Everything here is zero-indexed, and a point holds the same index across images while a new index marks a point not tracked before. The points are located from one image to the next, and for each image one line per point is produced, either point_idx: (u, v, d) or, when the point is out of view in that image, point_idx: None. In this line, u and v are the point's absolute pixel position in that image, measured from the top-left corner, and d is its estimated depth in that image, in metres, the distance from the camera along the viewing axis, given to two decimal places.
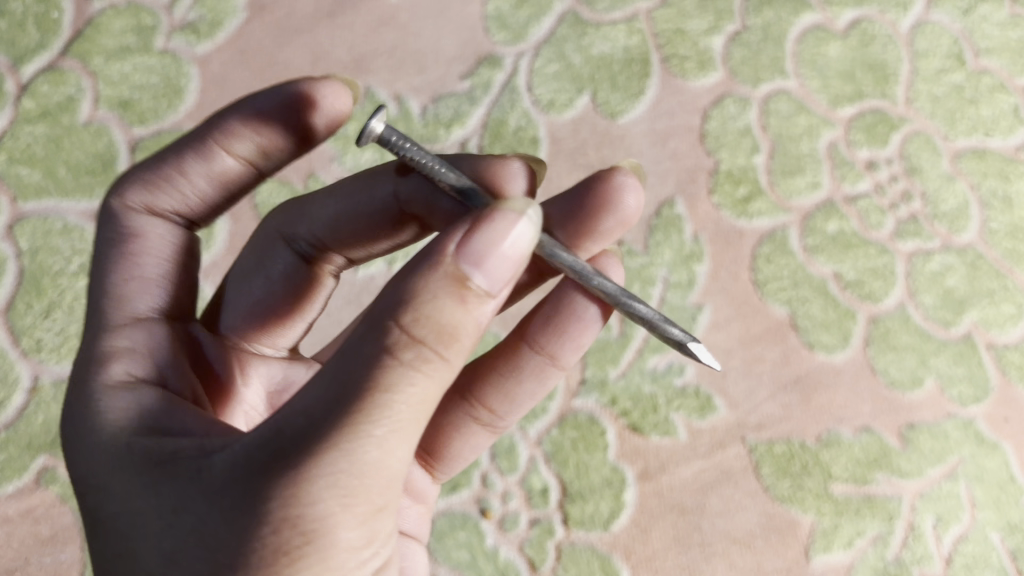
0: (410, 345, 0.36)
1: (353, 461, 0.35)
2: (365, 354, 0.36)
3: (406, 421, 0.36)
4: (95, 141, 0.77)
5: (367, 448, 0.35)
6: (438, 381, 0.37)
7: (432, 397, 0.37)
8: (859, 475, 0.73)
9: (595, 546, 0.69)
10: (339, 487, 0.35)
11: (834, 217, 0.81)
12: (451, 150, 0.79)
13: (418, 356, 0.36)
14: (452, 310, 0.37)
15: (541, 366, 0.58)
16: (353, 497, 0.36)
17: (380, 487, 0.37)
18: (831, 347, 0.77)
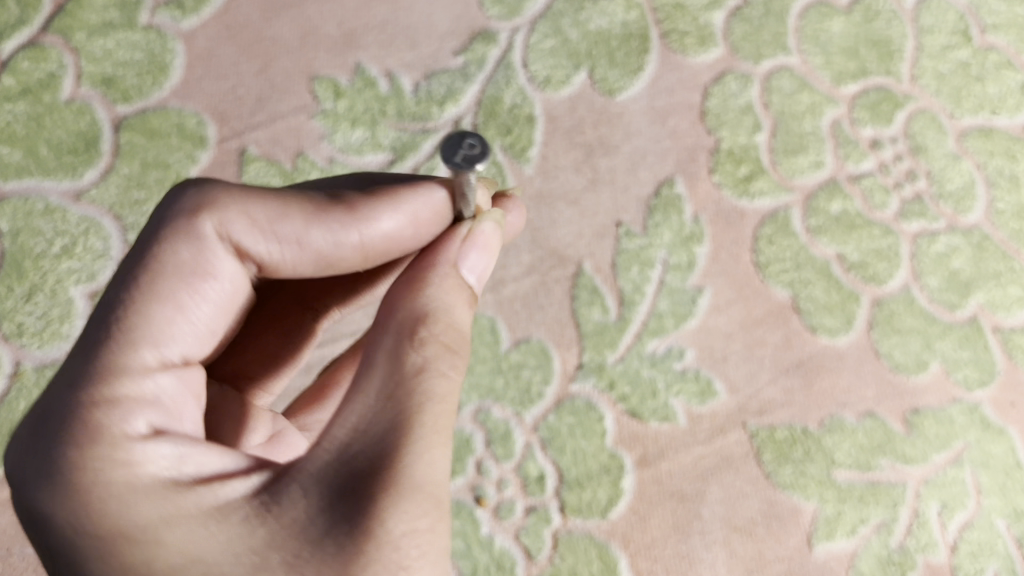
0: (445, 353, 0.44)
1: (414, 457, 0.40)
2: (406, 364, 0.43)
3: (446, 415, 0.42)
4: (77, 120, 0.75)
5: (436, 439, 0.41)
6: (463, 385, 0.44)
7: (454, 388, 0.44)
8: (862, 462, 0.72)
9: (592, 534, 0.67)
10: (416, 487, 0.40)
11: (837, 197, 0.79)
12: (444, 128, 0.77)
13: (439, 355, 0.43)
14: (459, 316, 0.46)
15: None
16: (414, 498, 0.40)
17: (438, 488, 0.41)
18: (834, 330, 0.75)
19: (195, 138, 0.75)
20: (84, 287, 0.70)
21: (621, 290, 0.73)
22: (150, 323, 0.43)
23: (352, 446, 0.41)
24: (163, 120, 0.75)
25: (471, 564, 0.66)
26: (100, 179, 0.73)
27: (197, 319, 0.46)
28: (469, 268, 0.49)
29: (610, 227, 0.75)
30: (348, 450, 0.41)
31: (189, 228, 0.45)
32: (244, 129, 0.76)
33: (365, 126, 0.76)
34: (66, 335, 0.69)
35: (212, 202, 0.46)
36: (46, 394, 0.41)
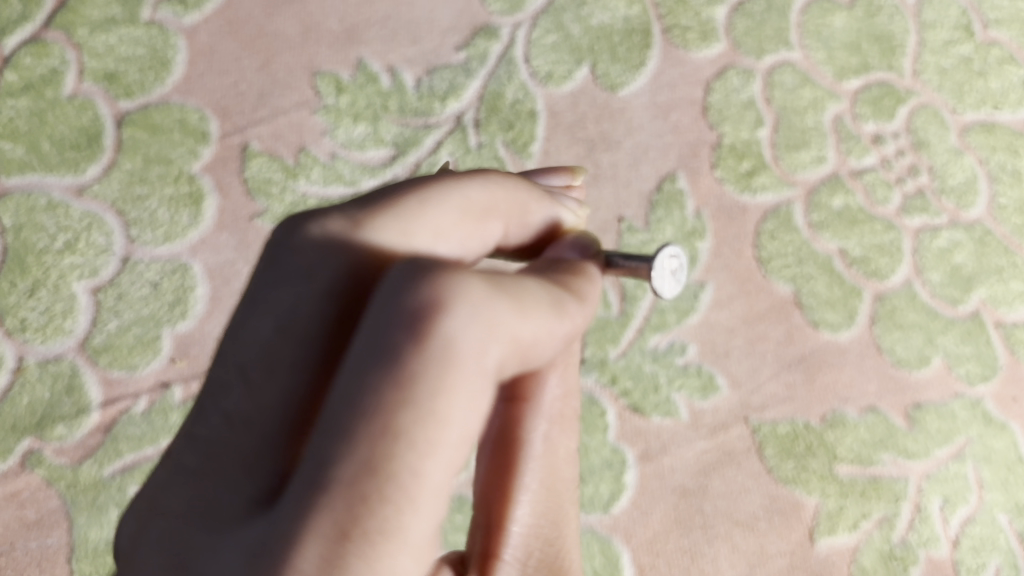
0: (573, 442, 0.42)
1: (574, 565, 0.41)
2: (557, 453, 0.41)
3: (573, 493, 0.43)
4: (80, 115, 0.75)
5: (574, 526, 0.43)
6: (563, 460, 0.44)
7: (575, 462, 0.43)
8: (865, 457, 0.72)
9: (594, 529, 0.67)
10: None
11: (839, 192, 0.79)
12: (446, 123, 0.77)
13: (570, 438, 0.42)
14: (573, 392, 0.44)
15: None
16: None
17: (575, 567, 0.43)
18: (836, 325, 0.75)
19: (197, 134, 0.75)
20: (87, 283, 0.71)
21: (623, 285, 0.73)
22: (403, 484, 0.27)
23: (532, 556, 0.40)
24: (165, 115, 0.75)
25: None
26: (103, 174, 0.73)
27: (458, 437, 0.28)
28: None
29: (612, 222, 0.75)
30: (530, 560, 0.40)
31: (432, 347, 0.28)
32: (246, 124, 0.76)
33: (367, 121, 0.77)
34: (69, 331, 0.69)
35: (443, 297, 0.29)
36: (195, 525, 0.29)
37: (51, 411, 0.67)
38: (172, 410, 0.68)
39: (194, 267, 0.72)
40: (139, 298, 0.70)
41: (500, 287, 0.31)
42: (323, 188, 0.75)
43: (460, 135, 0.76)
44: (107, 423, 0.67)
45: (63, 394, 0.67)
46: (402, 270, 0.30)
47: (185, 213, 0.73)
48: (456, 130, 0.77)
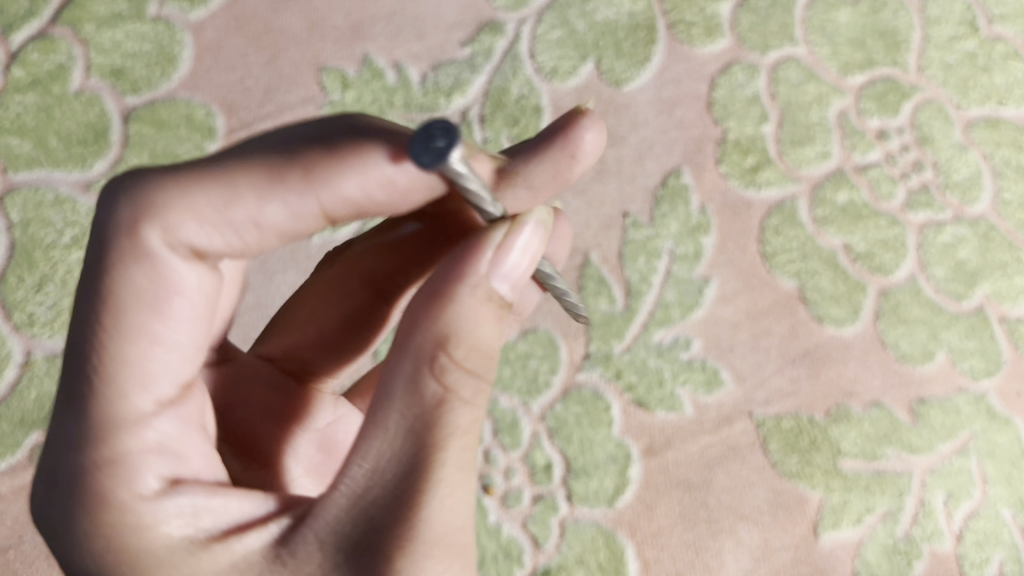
0: (463, 377, 0.40)
1: (433, 511, 0.38)
2: (424, 395, 0.39)
3: (468, 447, 0.39)
4: (87, 111, 0.75)
5: (461, 474, 0.39)
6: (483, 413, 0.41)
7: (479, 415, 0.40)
8: (869, 451, 0.72)
9: (599, 522, 0.67)
10: (437, 550, 0.38)
11: (844, 187, 0.79)
12: (452, 119, 0.77)
13: (459, 384, 0.39)
14: (484, 333, 0.41)
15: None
16: (435, 550, 0.38)
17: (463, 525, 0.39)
18: (841, 321, 0.75)
19: (204, 129, 0.75)
20: None
21: (628, 281, 0.73)
22: (129, 366, 0.40)
23: (372, 488, 0.38)
24: (171, 111, 0.76)
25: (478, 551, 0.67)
26: (109, 170, 0.73)
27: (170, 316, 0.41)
28: (504, 277, 0.41)
29: (617, 217, 0.75)
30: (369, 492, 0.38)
31: (134, 249, 0.39)
32: (252, 120, 0.76)
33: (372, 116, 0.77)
34: None
35: (151, 207, 0.39)
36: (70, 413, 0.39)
37: None
38: None
39: None
40: None
41: (207, 178, 0.40)
42: None
43: (465, 130, 0.77)
44: None
45: None
46: (121, 188, 0.40)
47: None
48: (462, 126, 0.77)
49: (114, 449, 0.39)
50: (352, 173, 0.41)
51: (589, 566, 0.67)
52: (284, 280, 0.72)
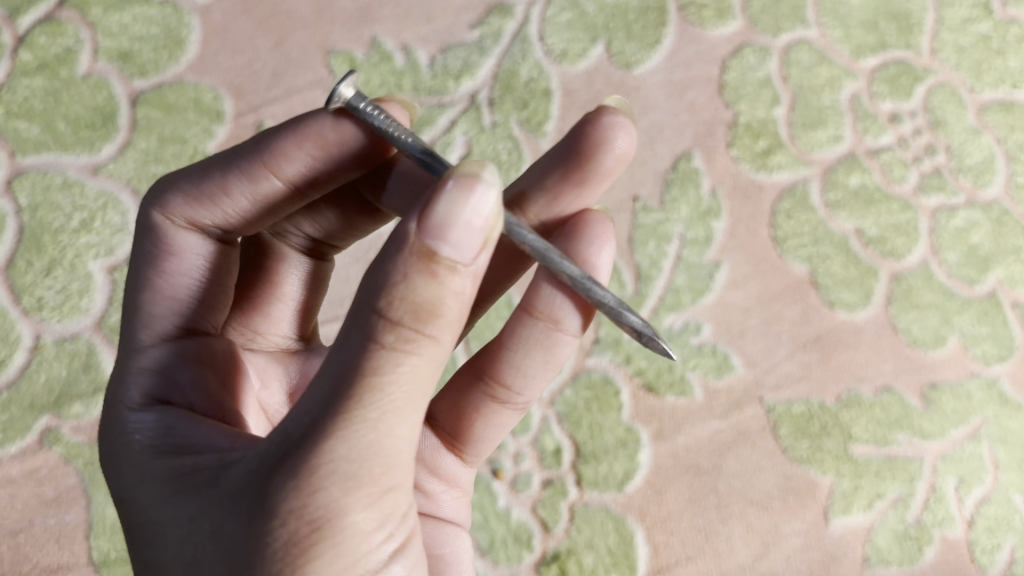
0: (392, 328, 0.38)
1: (337, 446, 0.37)
2: (361, 346, 0.38)
3: (403, 398, 0.38)
4: (95, 94, 0.75)
5: (391, 421, 0.38)
6: (425, 360, 0.38)
7: (420, 368, 0.38)
8: (880, 436, 0.72)
9: (608, 507, 0.67)
10: (330, 484, 0.36)
11: (856, 171, 0.78)
12: (461, 102, 0.76)
13: (396, 337, 0.38)
14: (427, 287, 0.38)
15: (546, 334, 0.53)
16: (345, 484, 0.37)
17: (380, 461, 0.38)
18: (852, 305, 0.74)
19: (211, 113, 0.75)
20: (103, 262, 0.71)
21: (637, 266, 0.73)
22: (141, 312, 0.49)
23: (299, 427, 0.38)
24: (179, 95, 0.75)
25: (488, 535, 0.66)
26: (118, 154, 0.73)
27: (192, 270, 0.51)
28: (453, 243, 0.38)
29: (627, 201, 0.75)
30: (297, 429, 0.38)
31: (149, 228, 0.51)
32: (260, 104, 0.76)
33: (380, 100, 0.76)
34: (86, 309, 0.69)
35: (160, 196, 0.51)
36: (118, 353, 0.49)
37: (68, 389, 0.67)
38: None
39: None
40: None
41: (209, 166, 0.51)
42: None
43: (474, 114, 0.76)
44: None
45: (80, 372, 0.68)
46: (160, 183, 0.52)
47: None
48: (471, 109, 0.76)
49: (125, 378, 0.47)
50: (291, 141, 0.50)
51: (598, 550, 0.66)
52: None
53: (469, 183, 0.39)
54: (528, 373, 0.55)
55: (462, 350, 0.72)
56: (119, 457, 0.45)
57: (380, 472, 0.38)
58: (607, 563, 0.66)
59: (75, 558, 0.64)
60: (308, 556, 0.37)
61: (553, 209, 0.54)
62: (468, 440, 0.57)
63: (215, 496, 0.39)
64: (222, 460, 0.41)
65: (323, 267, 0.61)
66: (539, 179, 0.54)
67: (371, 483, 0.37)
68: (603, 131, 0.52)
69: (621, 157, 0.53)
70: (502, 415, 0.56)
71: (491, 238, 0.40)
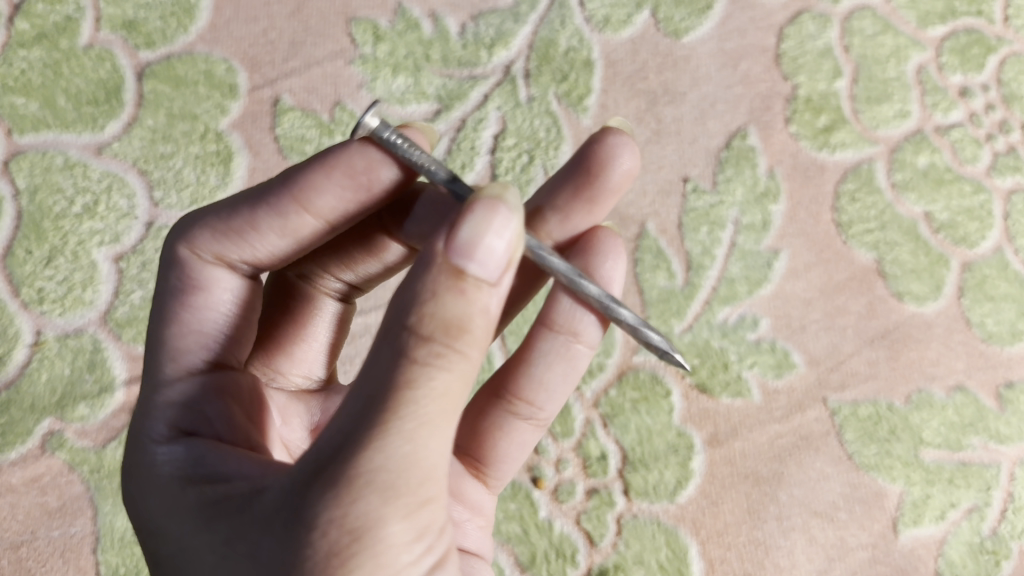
0: (423, 343, 0.36)
1: (373, 459, 0.34)
2: (391, 360, 0.36)
3: (439, 409, 0.36)
4: (97, 67, 0.69)
5: (428, 432, 0.35)
6: (458, 375, 0.37)
7: (454, 379, 0.37)
8: (953, 441, 0.66)
9: (659, 519, 0.62)
10: (370, 492, 0.34)
11: (925, 150, 0.72)
12: (495, 75, 0.70)
13: (429, 348, 0.36)
14: (454, 304, 0.37)
15: (565, 347, 0.52)
16: (386, 497, 0.34)
17: (419, 474, 0.35)
18: (922, 297, 0.68)
19: (224, 86, 0.69)
20: (108, 250, 0.65)
21: (688, 254, 0.67)
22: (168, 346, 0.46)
23: (331, 448, 0.35)
24: (189, 67, 0.69)
25: (529, 550, 0.61)
26: (123, 132, 0.67)
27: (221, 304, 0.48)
28: (479, 262, 0.38)
29: (677, 182, 0.69)
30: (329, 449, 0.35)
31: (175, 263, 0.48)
32: (277, 76, 0.69)
33: (407, 72, 0.70)
34: (90, 302, 0.64)
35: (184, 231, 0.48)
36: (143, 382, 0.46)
37: (71, 390, 0.62)
38: None
39: None
40: None
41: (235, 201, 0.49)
42: None
43: (509, 88, 0.70)
44: (132, 403, 0.62)
45: (84, 371, 0.62)
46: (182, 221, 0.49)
47: (213, 173, 0.67)
48: (505, 82, 0.70)
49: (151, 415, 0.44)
50: (320, 171, 0.48)
51: (649, 566, 0.61)
52: None
53: (498, 207, 0.39)
54: (550, 386, 0.53)
55: (499, 346, 0.66)
56: (148, 491, 0.41)
57: (419, 483, 0.35)
58: None
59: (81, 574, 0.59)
60: (350, 568, 0.34)
61: (567, 227, 0.52)
62: (491, 461, 0.54)
63: (246, 521, 0.36)
64: (254, 486, 0.38)
65: (348, 312, 0.57)
66: (551, 197, 0.52)
67: (411, 494, 0.35)
68: (610, 149, 0.51)
69: (625, 175, 0.52)
70: (524, 431, 0.54)
71: (513, 260, 0.39)
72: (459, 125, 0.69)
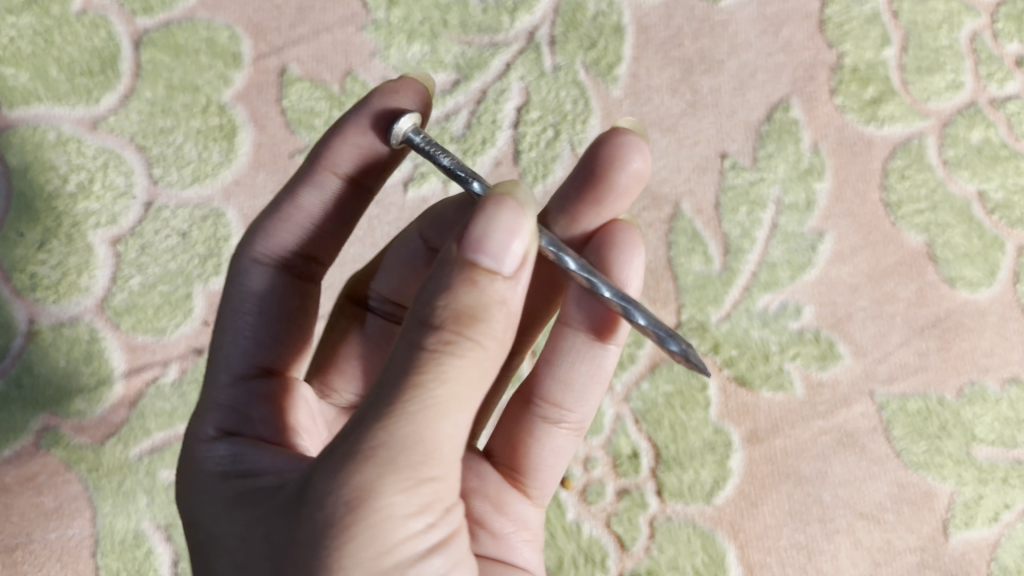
0: (432, 330, 0.32)
1: (374, 438, 0.31)
2: (406, 345, 0.33)
3: (447, 396, 0.32)
4: (91, 35, 0.64)
5: (436, 414, 0.32)
6: (473, 364, 0.32)
7: (469, 369, 0.32)
8: (1007, 437, 0.60)
9: (695, 522, 0.58)
10: (367, 465, 0.31)
11: (979, 124, 0.65)
12: (518, 41, 0.65)
13: (442, 332, 0.32)
14: (469, 295, 0.33)
15: (590, 346, 0.48)
16: (385, 472, 0.31)
17: (422, 453, 0.31)
18: (975, 283, 0.63)
19: (227, 55, 0.64)
20: (106, 233, 0.61)
21: (726, 237, 0.63)
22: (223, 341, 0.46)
23: (346, 431, 0.32)
24: (189, 34, 0.64)
25: (556, 553, 0.58)
26: (119, 105, 0.63)
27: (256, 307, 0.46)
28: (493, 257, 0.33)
29: (714, 159, 0.64)
30: (344, 434, 0.32)
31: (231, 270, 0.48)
32: (284, 44, 0.65)
33: (424, 39, 0.65)
34: (87, 289, 0.60)
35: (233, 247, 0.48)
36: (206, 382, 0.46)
37: (70, 383, 0.58)
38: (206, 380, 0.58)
39: (227, 213, 0.62)
40: (164, 250, 0.61)
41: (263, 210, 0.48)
42: None
43: (533, 55, 0.65)
44: (132, 396, 0.58)
45: (80, 362, 0.58)
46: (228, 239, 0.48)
47: (216, 148, 0.63)
48: (529, 49, 0.65)
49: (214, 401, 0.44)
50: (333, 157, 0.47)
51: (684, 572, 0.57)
52: None
53: (507, 202, 0.34)
54: (578, 387, 0.48)
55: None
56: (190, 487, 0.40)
57: (421, 460, 0.31)
58: None
59: None
60: (345, 541, 0.31)
61: (575, 230, 0.48)
62: (528, 467, 0.50)
63: (261, 508, 0.34)
64: (279, 480, 0.36)
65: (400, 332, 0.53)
66: (557, 202, 0.48)
67: (410, 470, 0.31)
68: (620, 143, 0.47)
69: (637, 176, 0.47)
70: (557, 437, 0.49)
71: (531, 255, 0.35)
72: (479, 97, 0.64)
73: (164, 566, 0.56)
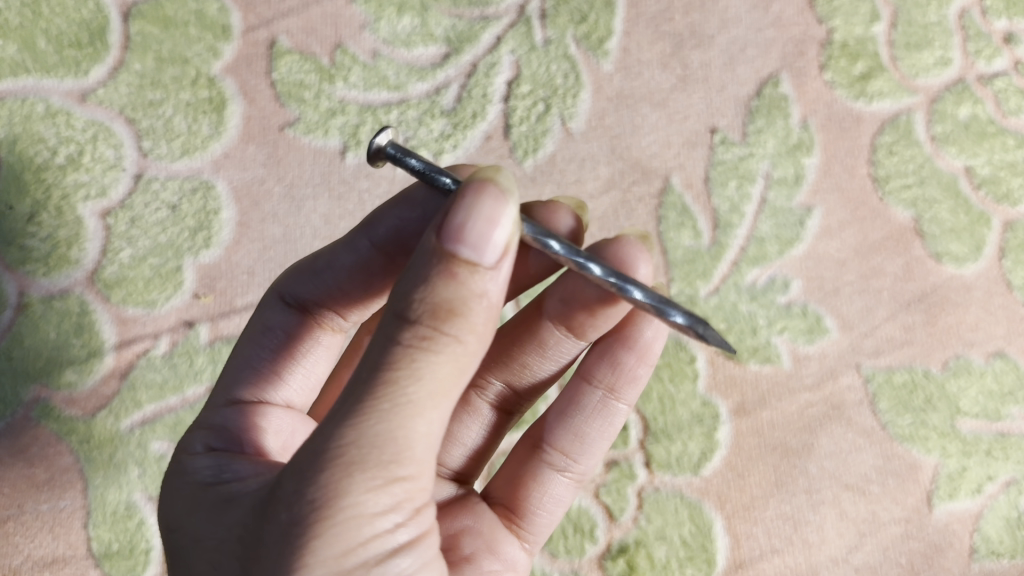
0: (409, 325, 0.33)
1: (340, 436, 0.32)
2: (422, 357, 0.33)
3: (428, 394, 0.33)
4: (80, 7, 0.64)
5: (405, 416, 0.33)
6: (449, 360, 0.33)
7: (433, 370, 0.33)
8: (991, 410, 0.61)
9: (682, 492, 0.59)
10: (337, 467, 0.32)
11: (966, 101, 0.66)
12: (509, 15, 0.65)
13: (432, 338, 0.33)
14: (447, 288, 0.33)
15: (603, 401, 0.49)
16: (363, 475, 0.32)
17: (356, 461, 0.32)
18: (961, 258, 0.63)
19: (217, 28, 0.64)
20: (94, 205, 0.61)
21: (715, 211, 0.63)
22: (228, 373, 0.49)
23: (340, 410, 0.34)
24: (179, 7, 0.64)
25: None
26: (108, 77, 0.63)
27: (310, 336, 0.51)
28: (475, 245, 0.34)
29: (703, 134, 0.65)
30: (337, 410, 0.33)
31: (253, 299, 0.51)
32: (274, 16, 0.64)
33: (414, 13, 0.65)
34: (76, 261, 0.60)
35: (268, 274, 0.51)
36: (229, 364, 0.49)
37: (58, 355, 0.58)
38: (198, 353, 0.58)
39: (218, 186, 0.62)
40: (156, 222, 0.61)
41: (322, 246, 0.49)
42: (364, 92, 0.63)
43: (524, 29, 0.65)
44: (123, 368, 0.58)
45: (71, 335, 0.58)
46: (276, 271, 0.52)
47: (206, 121, 0.63)
48: (520, 23, 0.65)
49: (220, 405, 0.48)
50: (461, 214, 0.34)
51: (671, 542, 0.58)
52: (315, 210, 0.62)
53: (488, 188, 0.35)
54: (586, 438, 0.49)
55: (512, 306, 0.60)
56: (169, 494, 0.41)
57: (390, 460, 0.32)
58: (682, 557, 0.58)
59: (73, 550, 0.56)
60: (310, 541, 0.32)
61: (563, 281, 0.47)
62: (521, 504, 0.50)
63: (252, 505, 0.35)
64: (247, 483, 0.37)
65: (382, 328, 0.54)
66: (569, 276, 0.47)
67: (379, 470, 0.32)
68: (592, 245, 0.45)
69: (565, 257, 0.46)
70: (561, 485, 0.50)
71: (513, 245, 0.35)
72: (470, 70, 0.64)
73: (155, 537, 0.56)
